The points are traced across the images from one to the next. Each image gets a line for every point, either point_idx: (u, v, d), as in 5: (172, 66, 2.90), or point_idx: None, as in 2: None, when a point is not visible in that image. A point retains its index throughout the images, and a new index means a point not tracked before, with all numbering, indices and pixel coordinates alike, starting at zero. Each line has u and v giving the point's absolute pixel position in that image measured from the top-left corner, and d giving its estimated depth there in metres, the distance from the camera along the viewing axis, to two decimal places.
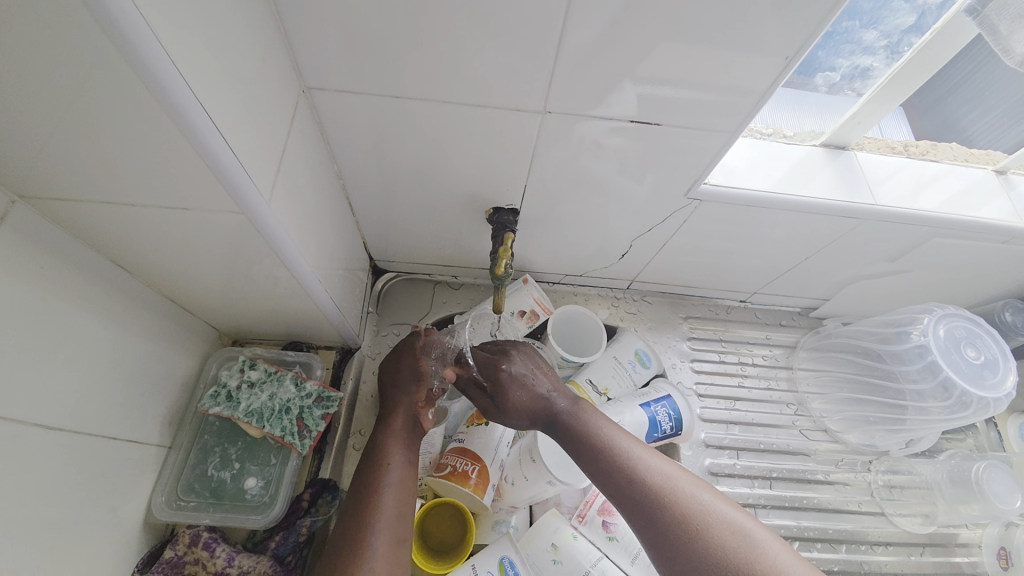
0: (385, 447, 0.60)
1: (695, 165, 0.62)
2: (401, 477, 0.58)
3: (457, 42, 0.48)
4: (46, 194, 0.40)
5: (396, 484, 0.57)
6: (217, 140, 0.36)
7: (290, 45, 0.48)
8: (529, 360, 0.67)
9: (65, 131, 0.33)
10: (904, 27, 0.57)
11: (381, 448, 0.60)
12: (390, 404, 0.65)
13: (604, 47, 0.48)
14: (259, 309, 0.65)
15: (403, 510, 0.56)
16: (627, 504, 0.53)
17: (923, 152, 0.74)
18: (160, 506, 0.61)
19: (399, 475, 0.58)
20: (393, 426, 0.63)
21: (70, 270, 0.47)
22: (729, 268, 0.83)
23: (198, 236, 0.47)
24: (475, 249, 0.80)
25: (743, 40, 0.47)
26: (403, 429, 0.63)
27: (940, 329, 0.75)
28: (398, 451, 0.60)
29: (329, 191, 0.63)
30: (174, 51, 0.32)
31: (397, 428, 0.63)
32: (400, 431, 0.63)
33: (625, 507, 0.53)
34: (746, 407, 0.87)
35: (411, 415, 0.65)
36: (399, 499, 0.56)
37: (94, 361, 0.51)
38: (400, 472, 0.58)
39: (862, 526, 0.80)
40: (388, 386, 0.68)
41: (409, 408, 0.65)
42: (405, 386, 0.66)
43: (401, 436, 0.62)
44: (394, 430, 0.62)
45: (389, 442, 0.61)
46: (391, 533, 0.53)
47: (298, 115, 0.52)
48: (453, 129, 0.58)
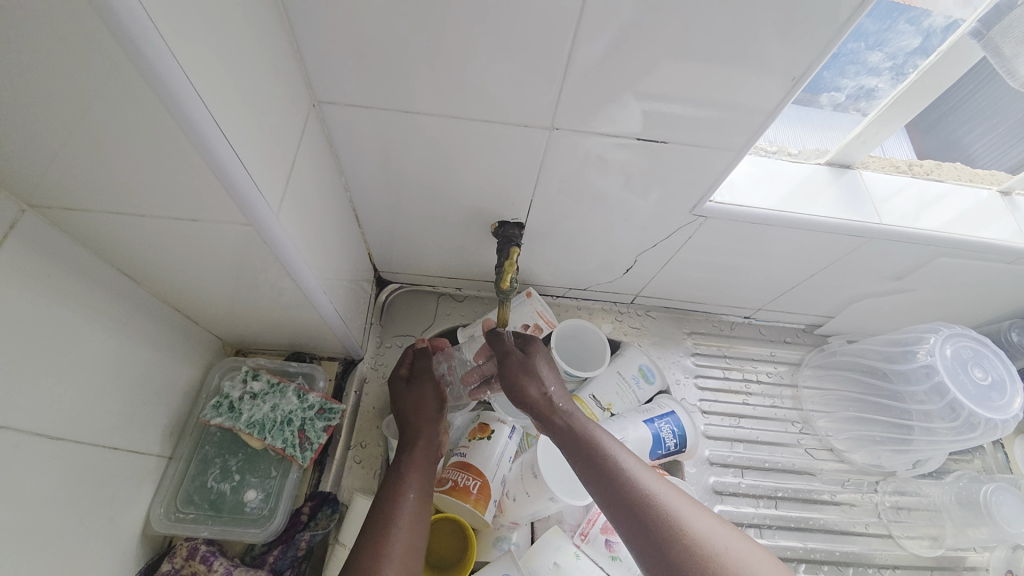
0: (405, 478, 0.60)
1: (701, 182, 0.62)
2: (418, 508, 0.58)
3: (467, 59, 0.49)
4: (58, 205, 0.40)
5: (414, 514, 0.57)
6: (228, 152, 0.37)
7: (302, 60, 0.49)
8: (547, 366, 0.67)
9: (75, 141, 0.33)
10: (909, 50, 0.57)
11: (400, 477, 0.60)
12: (412, 433, 0.65)
13: (612, 66, 0.49)
14: (264, 320, 0.65)
15: (419, 537, 0.55)
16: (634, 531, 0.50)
17: (927, 172, 0.75)
18: (158, 517, 0.61)
19: (418, 506, 0.58)
20: (415, 455, 0.63)
21: (77, 278, 0.47)
22: (734, 284, 0.83)
23: (206, 246, 0.47)
24: (479, 261, 0.80)
25: (749, 62, 0.48)
26: (424, 460, 0.63)
27: (947, 349, 0.74)
28: (416, 481, 0.60)
29: (336, 202, 0.63)
30: (189, 66, 0.32)
31: (419, 459, 0.63)
32: (421, 459, 0.63)
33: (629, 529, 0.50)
34: (751, 424, 0.86)
35: (433, 447, 0.65)
36: (415, 529, 0.56)
37: (96, 370, 0.51)
38: (418, 503, 0.58)
39: (869, 549, 0.78)
40: (411, 415, 0.68)
41: (431, 438, 0.66)
42: (428, 415, 0.67)
43: (422, 468, 0.62)
44: (415, 460, 0.62)
45: (410, 472, 0.61)
46: (407, 563, 0.53)
47: (308, 128, 0.52)
48: (461, 143, 0.58)
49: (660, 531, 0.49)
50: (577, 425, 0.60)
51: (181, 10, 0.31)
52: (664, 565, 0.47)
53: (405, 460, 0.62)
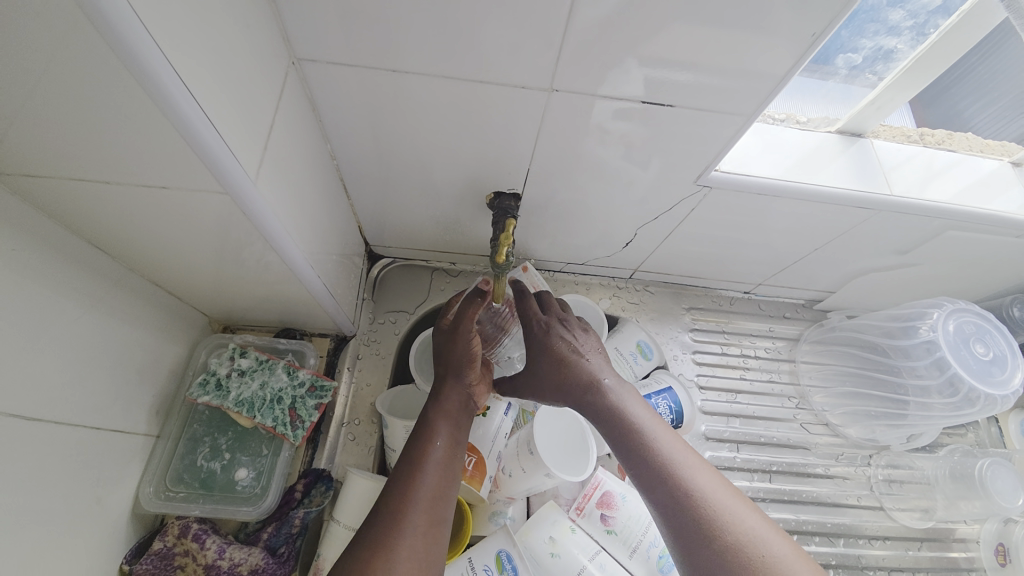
0: (435, 423, 0.59)
1: (706, 152, 0.59)
2: (445, 458, 0.56)
3: (459, 12, 0.45)
4: (16, 171, 0.37)
5: (439, 462, 0.55)
6: (197, 113, 0.34)
7: (278, 12, 0.45)
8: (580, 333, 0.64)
9: (28, 101, 0.30)
10: (932, 9, 0.54)
11: (430, 424, 0.58)
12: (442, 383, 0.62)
13: (615, 21, 0.45)
14: (251, 295, 0.63)
15: (445, 485, 0.54)
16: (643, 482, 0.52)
17: (938, 141, 0.72)
18: (148, 497, 0.60)
19: (446, 454, 0.56)
20: (445, 406, 0.60)
21: (45, 252, 0.44)
22: (734, 258, 0.81)
23: (182, 216, 0.44)
24: (474, 234, 0.78)
25: (765, 18, 0.44)
26: (455, 410, 0.61)
27: (949, 325, 0.73)
28: (444, 431, 0.58)
29: (322, 172, 0.60)
30: (146, 14, 0.28)
31: (451, 407, 0.61)
32: (452, 409, 0.61)
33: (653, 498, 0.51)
34: (747, 399, 0.86)
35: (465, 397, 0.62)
36: (445, 473, 0.55)
37: (72, 349, 0.49)
38: (445, 452, 0.57)
39: (860, 521, 0.79)
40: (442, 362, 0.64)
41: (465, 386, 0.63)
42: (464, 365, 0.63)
43: (452, 418, 0.60)
44: (445, 411, 0.60)
45: (441, 420, 0.59)
46: (434, 509, 0.52)
47: (287, 89, 0.49)
48: (454, 107, 0.55)
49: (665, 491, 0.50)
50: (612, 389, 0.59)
51: None
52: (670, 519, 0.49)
53: (434, 408, 0.60)
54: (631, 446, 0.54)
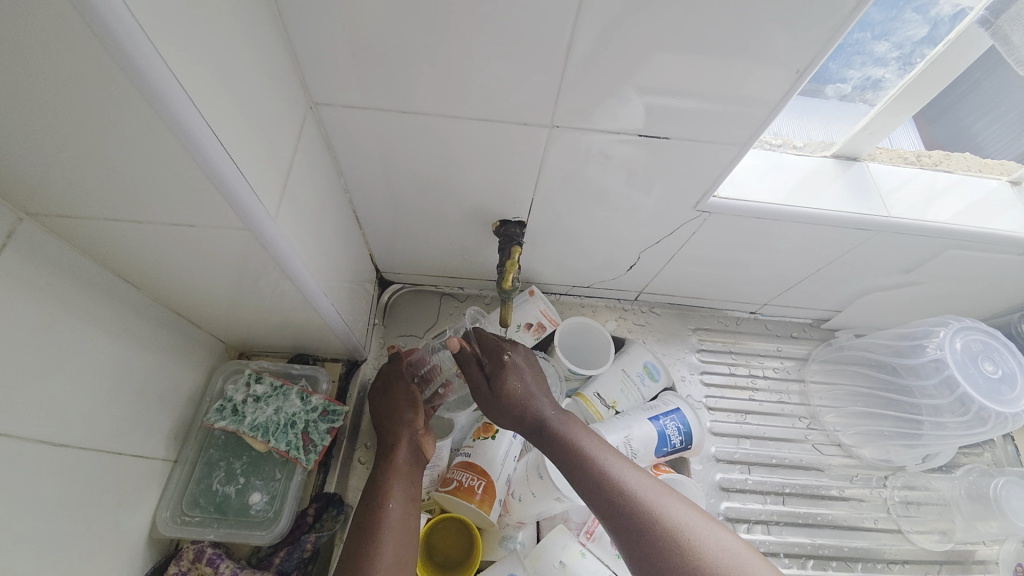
0: (388, 485, 0.60)
1: (705, 177, 0.61)
2: (402, 518, 0.58)
3: (464, 56, 0.48)
4: (56, 213, 0.40)
5: (396, 524, 0.57)
6: (223, 157, 0.36)
7: (298, 61, 0.48)
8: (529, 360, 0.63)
9: (74, 152, 0.33)
10: (917, 39, 0.56)
11: (383, 486, 0.60)
12: (390, 438, 0.65)
13: (611, 60, 0.48)
14: (267, 323, 0.65)
15: (403, 551, 0.55)
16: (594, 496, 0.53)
17: (935, 162, 0.73)
18: (165, 521, 0.61)
19: (401, 516, 0.57)
20: (396, 462, 0.62)
21: (77, 286, 0.47)
22: (737, 279, 0.82)
23: (205, 250, 0.46)
24: (481, 260, 0.80)
25: (753, 52, 0.47)
26: (406, 466, 0.63)
27: (957, 342, 0.73)
28: (398, 491, 0.60)
29: (336, 204, 0.63)
30: (180, 71, 0.32)
31: (399, 465, 0.62)
32: (401, 467, 0.62)
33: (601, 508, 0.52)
34: (758, 420, 0.85)
35: (413, 451, 0.65)
36: (400, 539, 0.56)
37: (98, 377, 0.51)
38: (402, 512, 0.58)
39: (877, 544, 0.77)
40: (386, 418, 0.67)
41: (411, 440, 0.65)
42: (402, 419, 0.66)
43: (404, 475, 0.61)
44: (397, 466, 0.62)
45: (392, 481, 0.60)
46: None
47: (305, 130, 0.52)
48: (461, 141, 0.57)
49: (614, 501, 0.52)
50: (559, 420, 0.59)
51: (169, 12, 0.31)
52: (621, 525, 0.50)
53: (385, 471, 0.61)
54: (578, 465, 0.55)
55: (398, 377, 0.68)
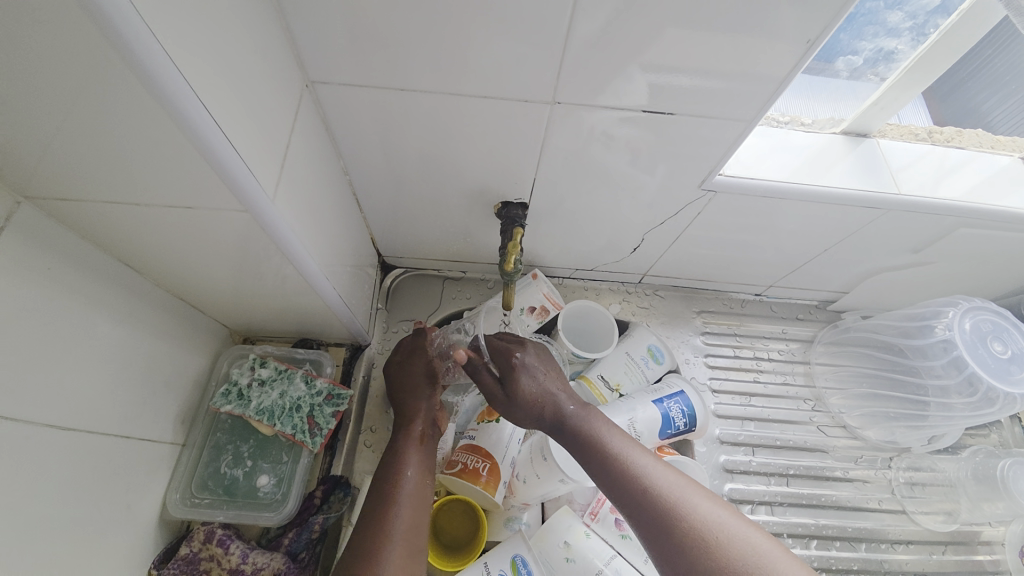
0: (404, 452, 0.61)
1: (710, 156, 0.60)
2: (417, 486, 0.58)
3: (461, 32, 0.46)
4: (53, 196, 0.40)
5: (414, 491, 0.57)
6: (221, 140, 0.36)
7: (292, 38, 0.47)
8: (540, 358, 0.64)
9: (70, 134, 0.33)
10: (931, 9, 0.54)
11: (400, 454, 0.61)
12: (406, 410, 0.66)
13: (614, 34, 0.46)
14: (269, 307, 0.65)
15: (420, 513, 0.56)
16: (610, 485, 0.54)
17: (948, 138, 0.71)
18: (175, 503, 0.62)
19: (417, 483, 0.58)
20: (412, 433, 0.64)
21: (78, 270, 0.47)
22: (743, 261, 0.81)
23: (205, 234, 0.46)
24: (483, 243, 0.79)
25: (763, 22, 0.45)
26: (421, 435, 0.64)
27: (966, 323, 0.72)
28: (415, 458, 0.61)
29: (336, 187, 0.62)
30: (173, 51, 0.31)
31: (415, 433, 0.64)
32: (417, 436, 0.64)
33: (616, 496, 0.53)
34: (762, 402, 0.85)
35: (429, 423, 0.66)
36: (417, 506, 0.57)
37: (103, 361, 0.51)
38: (418, 481, 0.59)
39: (881, 525, 0.78)
40: (404, 391, 0.69)
41: (430, 417, 0.67)
42: (422, 393, 0.68)
43: (419, 445, 0.63)
44: (413, 437, 0.63)
45: (408, 450, 0.62)
46: (410, 538, 0.53)
47: (302, 110, 0.51)
48: (461, 121, 0.56)
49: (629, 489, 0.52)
50: (577, 416, 0.60)
51: None
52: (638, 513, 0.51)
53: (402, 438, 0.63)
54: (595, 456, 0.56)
55: (421, 353, 0.71)
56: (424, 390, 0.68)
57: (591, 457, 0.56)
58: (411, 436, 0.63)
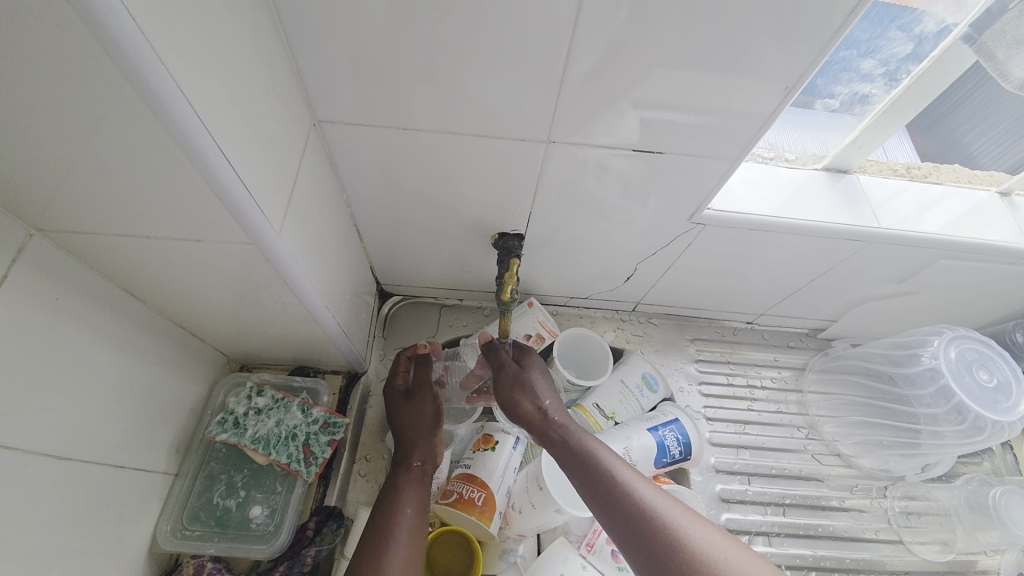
0: (403, 488, 0.62)
1: (699, 190, 0.62)
2: (416, 523, 0.59)
3: (462, 76, 0.50)
4: (65, 229, 0.41)
5: (410, 529, 0.58)
6: (233, 177, 0.38)
7: (302, 81, 0.50)
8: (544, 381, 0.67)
9: (90, 172, 0.35)
10: (902, 56, 0.57)
11: (399, 491, 0.61)
12: (407, 443, 0.67)
13: (605, 78, 0.50)
14: (268, 335, 0.66)
15: (416, 551, 0.56)
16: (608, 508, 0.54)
17: (925, 174, 0.75)
18: (165, 536, 0.61)
19: (415, 520, 0.59)
20: (413, 470, 0.64)
21: (83, 299, 0.48)
22: (734, 290, 0.83)
23: (210, 265, 0.47)
24: (480, 272, 0.81)
25: (743, 67, 0.48)
26: (420, 471, 0.64)
27: (951, 352, 0.74)
28: (413, 495, 0.61)
29: (338, 218, 0.64)
30: (192, 96, 0.33)
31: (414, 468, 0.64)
32: (416, 471, 0.64)
33: (614, 520, 0.53)
34: (757, 430, 0.86)
35: (428, 458, 0.66)
36: (414, 543, 0.57)
37: (102, 390, 0.51)
38: (414, 520, 0.59)
39: (880, 555, 0.77)
40: (406, 427, 0.68)
41: (429, 450, 0.67)
42: (423, 427, 0.68)
43: (418, 481, 0.63)
44: (412, 472, 0.64)
45: (407, 487, 0.62)
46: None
47: (309, 147, 0.53)
48: (460, 157, 0.59)
49: (628, 514, 0.53)
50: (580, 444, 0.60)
51: (183, 40, 0.32)
52: (636, 540, 0.51)
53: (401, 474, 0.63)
54: (595, 480, 0.56)
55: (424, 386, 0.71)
56: (429, 428, 0.68)
57: (591, 480, 0.57)
58: (409, 472, 0.64)
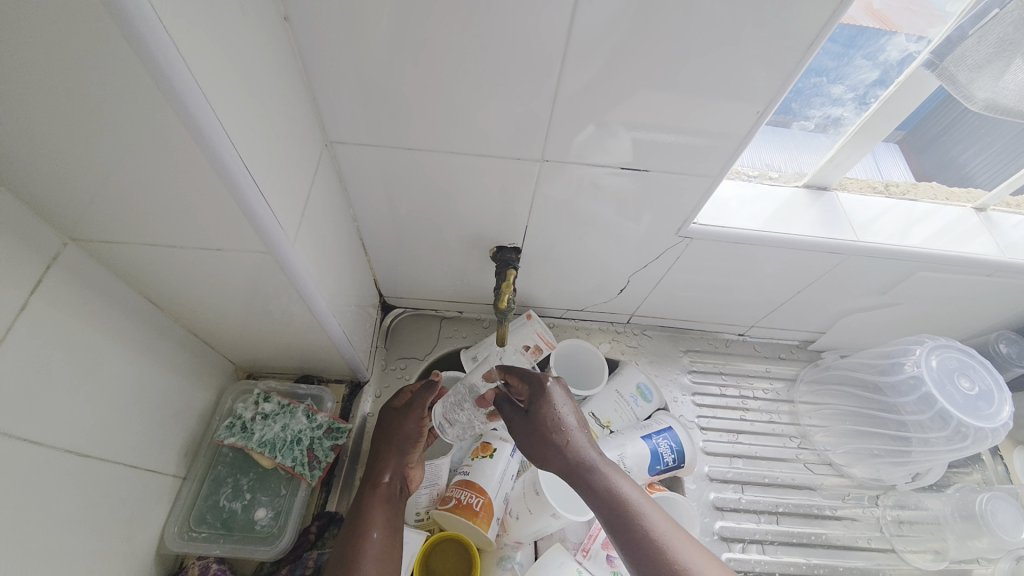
0: (370, 511, 0.64)
1: (685, 206, 0.66)
2: (384, 545, 0.61)
3: (464, 99, 0.54)
4: (97, 237, 0.45)
5: (379, 551, 0.60)
6: (254, 191, 0.42)
7: (316, 104, 0.55)
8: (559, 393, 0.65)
9: (126, 184, 0.39)
10: (869, 82, 0.62)
11: (366, 512, 0.64)
12: (376, 465, 0.69)
13: (595, 101, 0.54)
14: (276, 343, 0.69)
15: (386, 572, 0.59)
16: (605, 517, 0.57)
17: (903, 191, 0.78)
18: (172, 536, 0.63)
19: (384, 542, 0.61)
20: (379, 488, 0.66)
21: (106, 304, 0.51)
22: (725, 302, 0.86)
23: (227, 273, 0.51)
24: (480, 284, 0.84)
25: (722, 90, 0.53)
26: (388, 492, 0.67)
27: (932, 360, 0.76)
28: (381, 517, 0.64)
29: (345, 232, 0.68)
30: (224, 118, 0.37)
31: (382, 490, 0.66)
32: (384, 493, 0.66)
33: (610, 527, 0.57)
34: (750, 440, 0.87)
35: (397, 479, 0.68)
36: (383, 565, 0.59)
37: (119, 391, 0.54)
38: (382, 540, 0.61)
39: (874, 564, 0.78)
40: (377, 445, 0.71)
41: (396, 471, 0.69)
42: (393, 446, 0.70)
43: (386, 503, 0.65)
44: (380, 492, 0.66)
45: (374, 508, 0.64)
46: None
47: (320, 164, 0.58)
48: (461, 175, 0.63)
49: (623, 524, 0.56)
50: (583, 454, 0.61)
51: (217, 70, 0.36)
52: (630, 549, 0.55)
53: (369, 496, 0.65)
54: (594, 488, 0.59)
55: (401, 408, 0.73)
56: (396, 445, 0.70)
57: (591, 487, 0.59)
58: (377, 494, 0.66)
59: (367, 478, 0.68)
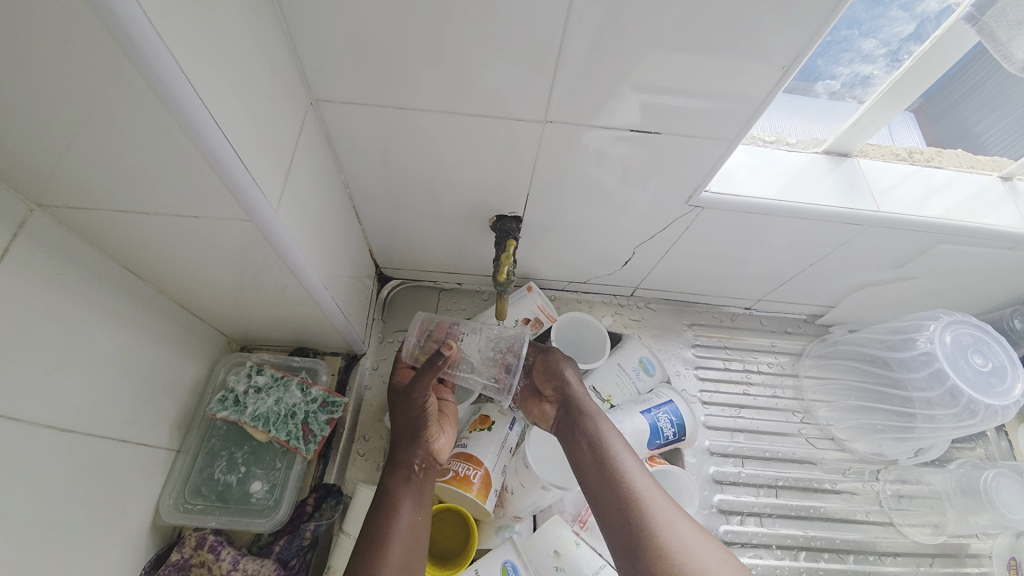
0: (397, 494, 0.61)
1: (696, 173, 0.62)
2: (410, 529, 0.59)
3: (459, 55, 0.49)
4: (64, 204, 0.42)
5: (405, 536, 0.58)
6: (231, 155, 0.38)
7: (299, 58, 0.50)
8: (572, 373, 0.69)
9: (87, 147, 0.35)
10: (904, 36, 0.57)
11: (393, 495, 0.61)
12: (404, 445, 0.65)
13: (604, 58, 0.49)
14: (268, 316, 0.66)
15: (412, 556, 0.57)
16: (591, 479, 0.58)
17: (927, 159, 0.74)
18: (168, 508, 0.62)
19: (410, 526, 0.58)
20: (407, 471, 0.63)
21: (83, 276, 0.48)
22: (733, 275, 0.83)
23: (209, 242, 0.48)
24: (479, 255, 0.81)
25: (744, 47, 0.48)
26: (417, 474, 0.63)
27: (946, 336, 0.74)
28: (409, 500, 0.61)
29: (336, 199, 0.64)
30: (190, 72, 0.33)
31: (411, 471, 0.63)
32: (413, 475, 0.63)
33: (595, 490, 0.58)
34: (752, 414, 0.86)
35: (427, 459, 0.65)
36: (409, 549, 0.57)
37: (103, 366, 0.52)
38: (410, 525, 0.59)
39: (870, 536, 0.78)
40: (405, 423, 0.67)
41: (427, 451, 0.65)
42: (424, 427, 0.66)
43: (415, 485, 0.62)
44: (408, 474, 0.63)
45: (402, 491, 0.61)
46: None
47: (306, 126, 0.53)
48: (458, 138, 0.59)
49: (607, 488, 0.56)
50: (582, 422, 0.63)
51: (179, 16, 0.32)
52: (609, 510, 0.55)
53: (396, 478, 0.62)
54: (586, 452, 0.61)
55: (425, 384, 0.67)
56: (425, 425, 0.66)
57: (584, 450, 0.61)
58: (405, 476, 0.62)
59: (394, 458, 0.65)
